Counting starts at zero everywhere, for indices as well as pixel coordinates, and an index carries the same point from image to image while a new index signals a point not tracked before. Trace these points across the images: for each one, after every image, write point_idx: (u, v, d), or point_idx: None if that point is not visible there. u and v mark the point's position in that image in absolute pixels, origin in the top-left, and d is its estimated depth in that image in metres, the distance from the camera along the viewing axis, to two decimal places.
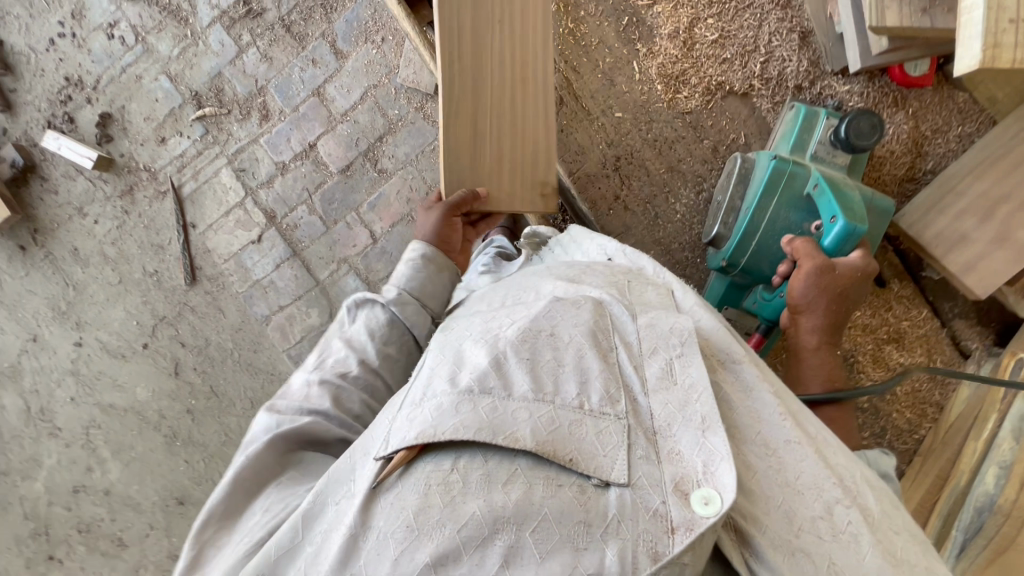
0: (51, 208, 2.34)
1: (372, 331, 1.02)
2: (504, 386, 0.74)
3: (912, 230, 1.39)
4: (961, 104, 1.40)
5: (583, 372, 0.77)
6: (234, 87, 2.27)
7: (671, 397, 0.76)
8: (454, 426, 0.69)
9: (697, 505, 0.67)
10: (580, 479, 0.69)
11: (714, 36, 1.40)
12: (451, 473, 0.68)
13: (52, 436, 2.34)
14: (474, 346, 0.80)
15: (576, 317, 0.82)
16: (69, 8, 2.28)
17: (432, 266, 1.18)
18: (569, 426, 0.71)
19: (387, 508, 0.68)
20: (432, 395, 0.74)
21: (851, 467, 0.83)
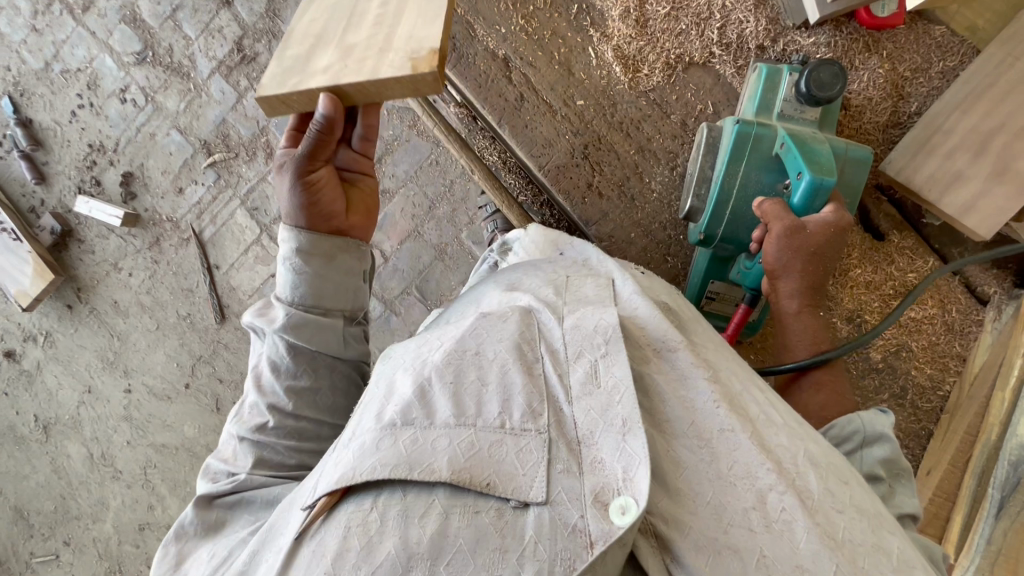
0: (90, 266, 2.94)
1: (276, 368, 0.98)
2: (427, 414, 0.72)
3: (901, 177, 1.33)
4: (939, 38, 1.32)
5: (507, 389, 0.74)
6: (238, 130, 2.79)
7: (595, 401, 0.73)
8: (371, 466, 0.67)
9: (616, 516, 0.64)
10: (500, 503, 0.66)
11: (666, 9, 1.38)
12: (370, 513, 0.66)
13: (114, 479, 2.91)
14: (405, 374, 0.79)
15: (501, 331, 0.81)
16: (85, 82, 2.89)
17: (318, 258, 0.99)
18: (488, 448, 0.69)
19: (308, 555, 0.65)
20: (359, 434, 0.73)
21: (794, 442, 0.76)
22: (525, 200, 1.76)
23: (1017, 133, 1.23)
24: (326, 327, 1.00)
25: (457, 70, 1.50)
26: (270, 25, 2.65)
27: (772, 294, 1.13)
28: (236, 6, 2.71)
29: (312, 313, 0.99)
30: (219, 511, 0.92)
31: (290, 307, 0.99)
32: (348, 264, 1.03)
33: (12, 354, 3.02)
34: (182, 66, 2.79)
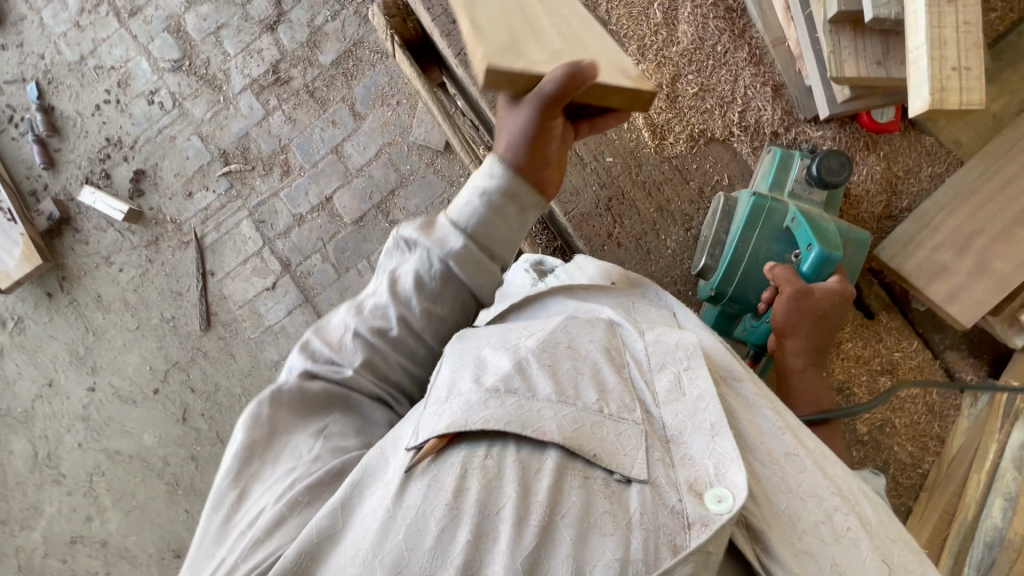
0: (81, 256, 3.26)
1: (420, 285, 0.95)
2: (527, 387, 0.81)
3: (892, 262, 1.45)
4: (929, 146, 1.50)
5: (601, 382, 0.85)
6: (259, 144, 3.18)
7: (681, 407, 0.84)
8: (484, 418, 0.76)
9: (712, 503, 0.74)
10: (605, 474, 0.75)
11: (694, 89, 1.55)
12: (487, 460, 0.74)
13: (55, 482, 3.13)
14: (495, 352, 0.88)
15: (592, 332, 0.92)
16: (116, 80, 3.27)
17: (513, 204, 0.94)
18: (591, 425, 0.78)
19: (423, 488, 0.73)
20: (459, 393, 0.81)
21: (849, 478, 0.87)
22: (544, 242, 1.86)
23: (995, 237, 1.39)
24: (489, 270, 0.96)
25: None
26: (308, 54, 3.15)
27: (776, 351, 1.21)
28: (278, 32, 3.18)
29: (483, 255, 0.95)
30: (293, 406, 0.94)
31: (464, 239, 0.94)
32: (535, 215, 0.98)
33: None
34: (215, 79, 3.21)
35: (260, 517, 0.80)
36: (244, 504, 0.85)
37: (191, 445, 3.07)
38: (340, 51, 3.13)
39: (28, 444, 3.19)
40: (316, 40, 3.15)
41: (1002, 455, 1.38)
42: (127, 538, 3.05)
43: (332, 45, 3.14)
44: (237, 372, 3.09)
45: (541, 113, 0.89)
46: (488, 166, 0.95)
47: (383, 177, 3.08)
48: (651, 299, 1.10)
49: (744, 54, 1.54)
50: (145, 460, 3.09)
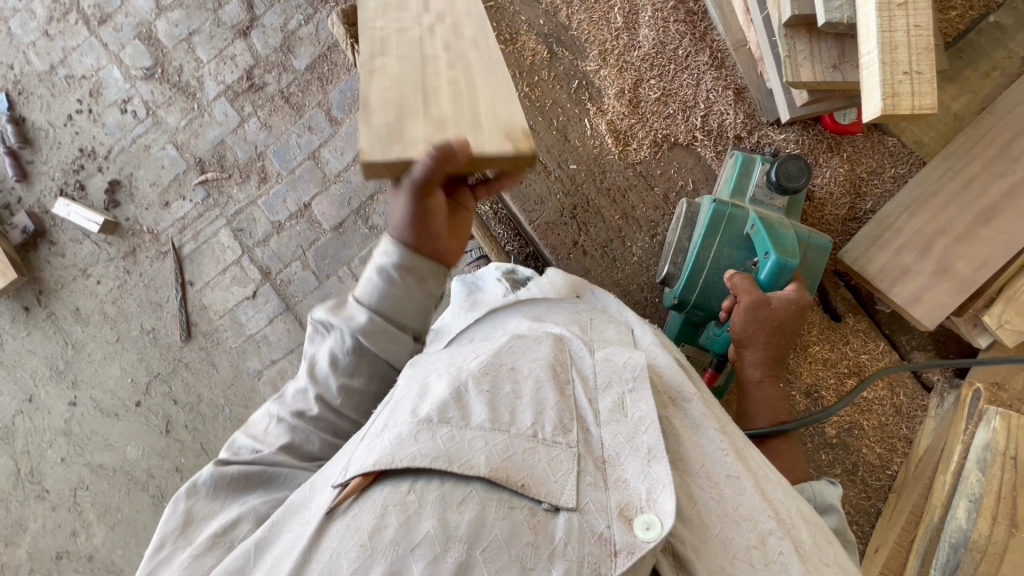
0: (58, 269, 3.22)
1: (335, 363, 0.97)
2: (462, 416, 0.81)
3: (856, 265, 1.46)
4: (892, 147, 1.49)
5: (540, 404, 0.85)
6: (235, 151, 3.14)
7: (621, 428, 0.85)
8: (412, 453, 0.75)
9: (640, 530, 0.74)
10: (532, 504, 0.75)
11: (656, 94, 1.53)
12: (408, 494, 0.73)
13: (39, 497, 3.11)
14: (439, 378, 0.88)
15: (536, 351, 0.93)
16: (87, 89, 3.22)
17: (409, 276, 0.96)
18: (521, 453, 0.78)
19: (341, 529, 0.72)
20: (394, 425, 0.80)
21: (787, 499, 0.87)
22: (516, 249, 1.85)
23: (957, 237, 1.38)
24: (397, 341, 0.98)
25: None
26: (282, 59, 3.11)
27: (736, 361, 1.21)
28: (252, 37, 3.14)
29: (391, 325, 0.97)
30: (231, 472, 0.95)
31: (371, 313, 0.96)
32: (436, 284, 0.99)
33: None
34: (189, 86, 3.17)
35: (197, 566, 0.82)
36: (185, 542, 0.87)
37: (175, 456, 3.06)
38: (314, 56, 3.09)
39: (10, 460, 3.16)
40: (290, 44, 3.11)
41: (966, 456, 1.38)
42: (112, 551, 3.03)
43: (307, 49, 3.10)
44: (220, 382, 3.09)
45: (417, 196, 0.87)
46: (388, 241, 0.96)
47: (361, 182, 3.06)
48: (611, 316, 1.11)
49: (706, 58, 1.53)
50: (128, 472, 3.08)
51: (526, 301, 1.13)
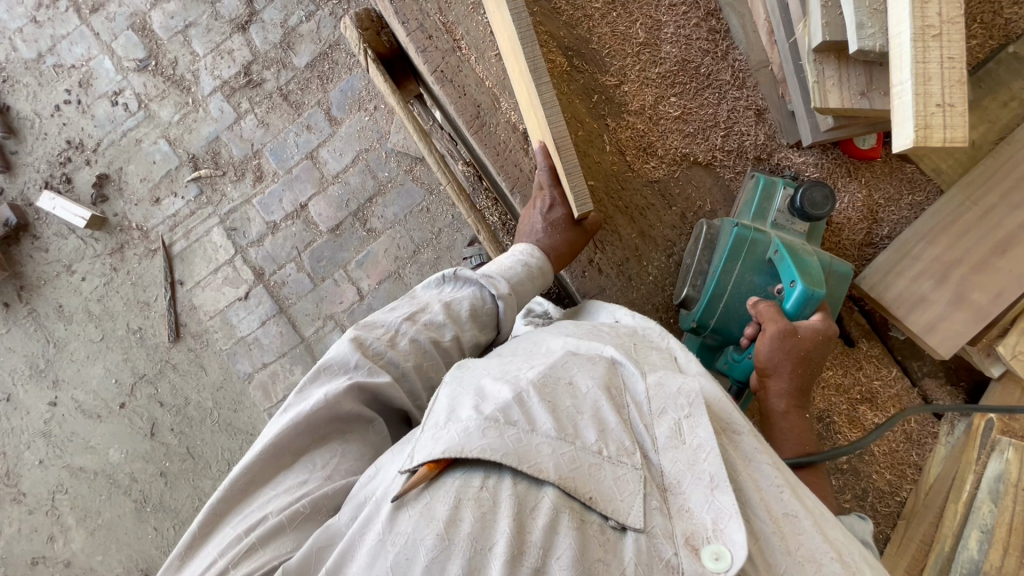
0: (41, 264, 3.10)
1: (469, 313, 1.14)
2: (527, 421, 0.79)
3: (873, 291, 1.45)
4: (910, 174, 1.49)
5: (602, 422, 0.83)
6: (230, 148, 3.06)
7: (681, 455, 0.83)
8: (481, 447, 0.74)
9: (708, 560, 0.74)
10: (601, 520, 0.74)
11: (677, 112, 1.51)
12: (482, 490, 0.73)
13: (15, 501, 2.99)
14: (495, 383, 0.85)
15: (591, 368, 0.89)
16: (76, 79, 3.10)
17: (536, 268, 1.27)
18: (590, 467, 0.77)
19: (414, 517, 0.71)
20: (457, 419, 0.79)
21: (846, 538, 0.85)
22: None
23: (974, 267, 1.38)
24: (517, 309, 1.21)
25: (478, 136, 1.56)
26: (282, 55, 3.04)
27: (761, 391, 1.19)
28: (250, 32, 3.06)
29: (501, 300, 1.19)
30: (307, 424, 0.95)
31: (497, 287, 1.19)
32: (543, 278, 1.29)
33: None
34: (184, 80, 3.08)
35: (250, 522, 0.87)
36: (252, 502, 0.91)
37: (160, 460, 2.98)
38: (315, 53, 3.03)
39: None
40: (290, 40, 3.04)
41: (977, 486, 1.38)
42: (91, 557, 2.93)
43: (307, 46, 3.03)
44: (209, 385, 3.01)
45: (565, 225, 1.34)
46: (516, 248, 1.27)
47: (360, 185, 3.01)
48: (653, 341, 1.08)
49: (728, 77, 1.51)
50: (110, 476, 2.98)
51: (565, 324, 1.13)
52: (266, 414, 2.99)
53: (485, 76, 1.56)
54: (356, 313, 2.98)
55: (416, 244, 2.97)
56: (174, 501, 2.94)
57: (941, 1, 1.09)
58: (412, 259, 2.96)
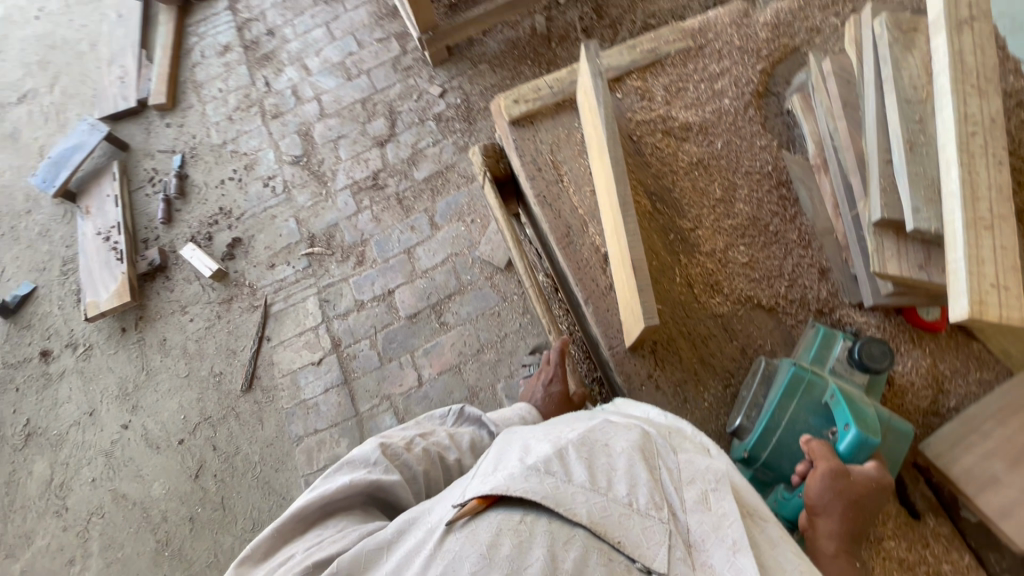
0: (163, 301, 3.60)
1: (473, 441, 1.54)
2: (565, 472, 1.04)
3: (939, 461, 1.43)
4: (977, 352, 1.53)
5: (633, 480, 1.07)
6: (344, 234, 3.57)
7: (707, 519, 1.06)
8: (524, 488, 0.99)
9: None
10: (628, 561, 0.96)
11: (744, 259, 1.69)
12: (521, 522, 0.96)
13: (58, 513, 3.16)
14: (540, 443, 1.13)
15: (626, 435, 1.16)
16: (244, 163, 3.86)
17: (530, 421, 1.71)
18: (618, 516, 1.00)
19: (462, 537, 0.94)
20: (506, 467, 1.05)
21: None
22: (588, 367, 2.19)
23: None
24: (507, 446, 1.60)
25: (564, 251, 1.81)
26: (406, 169, 3.64)
27: (808, 529, 1.19)
28: (386, 148, 3.71)
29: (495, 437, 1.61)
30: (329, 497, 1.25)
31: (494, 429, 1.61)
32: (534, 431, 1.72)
33: (49, 355, 3.55)
34: (324, 176, 3.73)
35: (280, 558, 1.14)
36: (281, 550, 1.18)
37: (194, 504, 3.09)
38: (433, 171, 3.60)
39: (48, 469, 3.28)
40: (416, 158, 3.64)
41: None
42: None
43: (428, 165, 3.62)
44: (261, 440, 3.18)
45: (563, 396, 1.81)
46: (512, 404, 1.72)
47: (443, 282, 3.35)
48: (687, 435, 1.27)
49: (795, 237, 1.69)
50: (145, 510, 3.10)
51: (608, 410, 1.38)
52: (303, 480, 3.07)
53: (579, 205, 1.85)
54: (411, 399, 3.14)
55: (480, 344, 3.18)
56: (192, 551, 2.99)
57: (991, 200, 1.26)
58: (474, 357, 3.16)
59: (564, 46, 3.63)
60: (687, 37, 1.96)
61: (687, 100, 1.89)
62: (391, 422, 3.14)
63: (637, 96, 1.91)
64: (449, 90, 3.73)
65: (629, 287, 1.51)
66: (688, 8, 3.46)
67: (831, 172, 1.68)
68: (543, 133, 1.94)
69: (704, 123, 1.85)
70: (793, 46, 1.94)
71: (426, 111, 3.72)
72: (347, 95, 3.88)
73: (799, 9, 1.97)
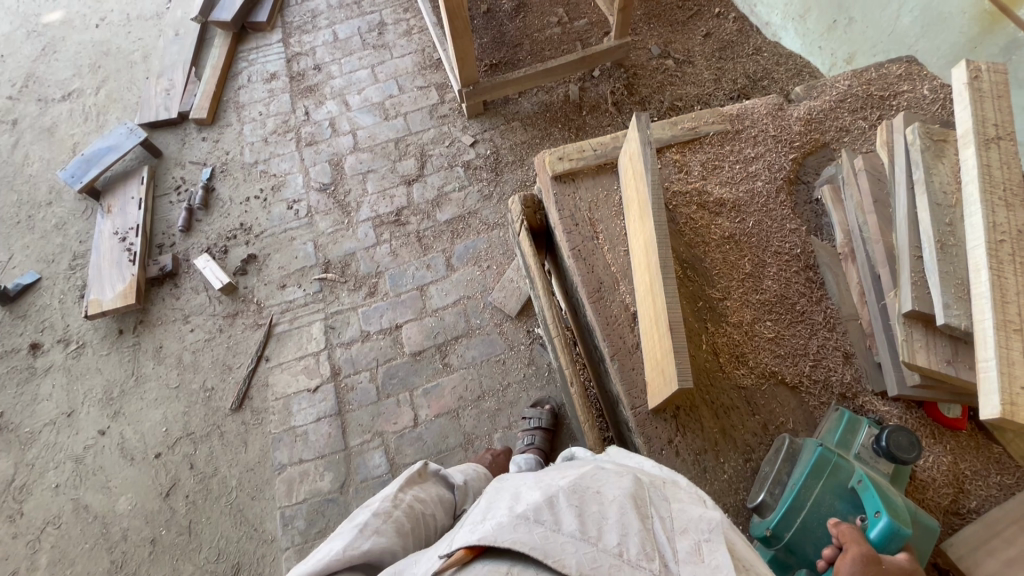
0: (166, 308, 3.54)
1: (444, 495, 1.64)
2: (554, 520, 0.95)
3: (962, 563, 1.40)
4: (998, 455, 1.54)
5: (624, 527, 0.95)
6: (360, 264, 3.56)
7: (699, 570, 0.91)
8: (512, 538, 0.92)
9: None
10: None
11: (770, 334, 1.73)
12: (506, 574, 0.90)
13: (11, 518, 2.96)
14: (530, 490, 1.05)
15: (618, 482, 1.05)
16: (271, 184, 3.91)
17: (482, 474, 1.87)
18: (609, 567, 0.89)
19: None
20: (494, 516, 0.99)
21: None
22: (601, 427, 2.17)
23: None
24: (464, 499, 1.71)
25: (594, 305, 1.84)
26: (430, 209, 3.68)
27: None
28: (413, 187, 3.77)
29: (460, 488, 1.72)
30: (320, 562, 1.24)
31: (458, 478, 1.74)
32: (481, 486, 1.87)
33: (38, 348, 3.44)
34: (348, 205, 3.77)
35: None
36: None
37: (158, 525, 2.90)
38: (456, 214, 3.65)
39: (10, 468, 3.10)
40: (440, 201, 3.70)
41: None
42: None
43: (451, 208, 3.67)
44: (241, 464, 3.03)
45: None
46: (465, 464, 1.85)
47: (452, 323, 3.30)
48: (681, 485, 1.15)
49: (820, 318, 1.74)
50: (105, 526, 2.91)
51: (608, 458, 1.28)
52: (278, 513, 2.88)
53: (612, 263, 1.89)
54: (404, 439, 3.02)
55: (481, 390, 3.11)
56: None
57: (1019, 305, 1.32)
58: (474, 404, 3.07)
59: (594, 115, 3.83)
60: (726, 120, 2.09)
61: (722, 178, 1.98)
62: (379, 463, 2.99)
63: (674, 167, 2.01)
64: (481, 141, 3.87)
65: (661, 347, 1.53)
66: (713, 96, 3.67)
67: (858, 261, 1.76)
68: (583, 192, 2.02)
69: (738, 201, 1.94)
70: (823, 141, 2.07)
71: (456, 157, 3.83)
72: (382, 133, 4.00)
73: (831, 109, 2.12)
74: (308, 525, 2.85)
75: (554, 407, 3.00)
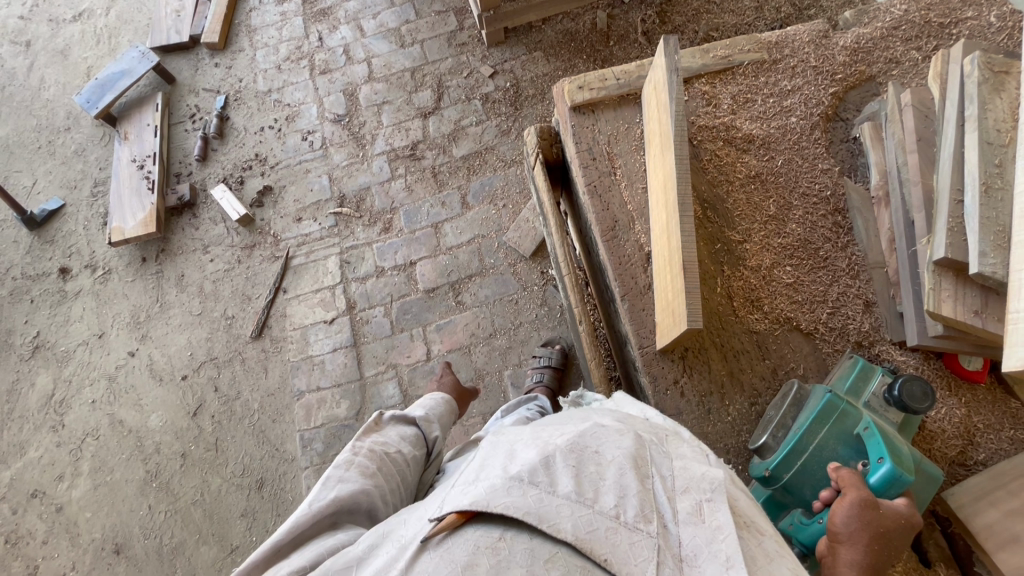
0: (186, 238, 3.58)
1: (409, 431, 1.67)
2: (550, 482, 0.94)
3: (961, 511, 1.40)
4: (1016, 411, 1.50)
5: (623, 487, 0.95)
6: (374, 200, 3.51)
7: (699, 532, 0.92)
8: (506, 504, 0.90)
9: None
10: None
11: (789, 280, 1.66)
12: (499, 541, 0.88)
13: (54, 430, 3.18)
14: (528, 450, 1.04)
15: (618, 441, 1.03)
16: (285, 114, 3.81)
17: (442, 405, 1.92)
18: (605, 531, 0.89)
19: (435, 559, 0.88)
20: (489, 480, 0.97)
21: None
22: (608, 365, 2.18)
23: None
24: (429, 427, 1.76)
25: (608, 244, 1.78)
26: (446, 143, 3.57)
27: (829, 557, 1.15)
28: (429, 120, 3.64)
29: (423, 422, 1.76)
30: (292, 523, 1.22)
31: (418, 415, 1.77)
32: (450, 420, 1.93)
33: (67, 273, 3.54)
34: (363, 138, 3.67)
35: None
36: None
37: (188, 441, 3.08)
38: (472, 150, 3.53)
39: (49, 384, 3.29)
40: (457, 135, 3.58)
41: None
42: (82, 511, 3.00)
43: (468, 143, 3.55)
44: (263, 388, 3.16)
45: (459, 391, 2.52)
46: (421, 401, 1.90)
47: (466, 262, 3.28)
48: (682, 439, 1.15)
49: (843, 265, 1.66)
50: (140, 439, 3.11)
51: (608, 410, 1.25)
52: (298, 435, 3.04)
53: (629, 201, 1.82)
54: (417, 372, 3.09)
55: (493, 328, 3.13)
56: (179, 487, 2.99)
57: None
58: (486, 341, 3.11)
59: (621, 46, 3.58)
60: (763, 48, 1.91)
61: (754, 113, 1.85)
62: (392, 393, 3.08)
63: (702, 100, 1.88)
64: (500, 72, 3.68)
65: (674, 289, 1.49)
66: (753, 27, 3.37)
67: (893, 206, 1.65)
68: (603, 124, 1.91)
69: (768, 139, 1.81)
70: (869, 74, 1.90)
71: (474, 90, 3.66)
72: (398, 62, 3.82)
73: (882, 37, 1.92)
74: (326, 447, 3.00)
75: (564, 347, 3.03)
